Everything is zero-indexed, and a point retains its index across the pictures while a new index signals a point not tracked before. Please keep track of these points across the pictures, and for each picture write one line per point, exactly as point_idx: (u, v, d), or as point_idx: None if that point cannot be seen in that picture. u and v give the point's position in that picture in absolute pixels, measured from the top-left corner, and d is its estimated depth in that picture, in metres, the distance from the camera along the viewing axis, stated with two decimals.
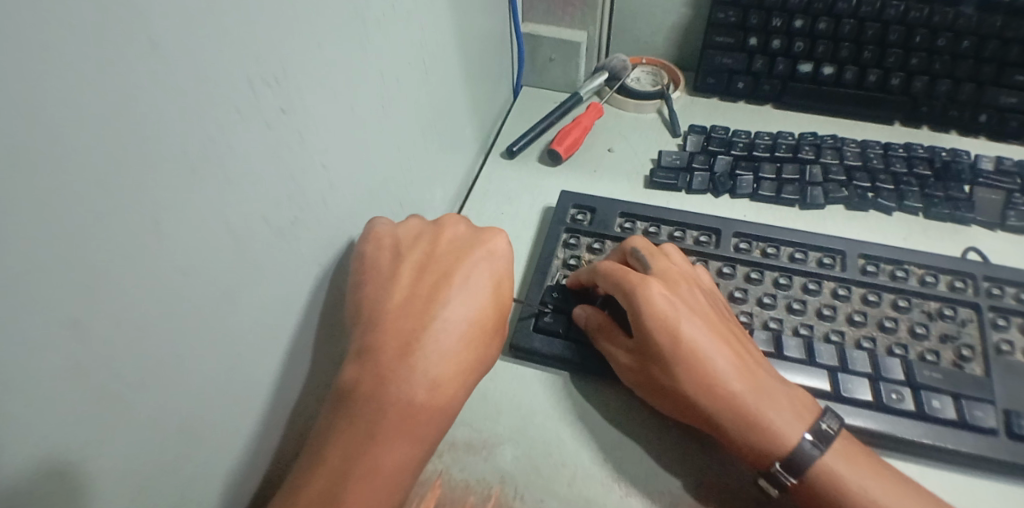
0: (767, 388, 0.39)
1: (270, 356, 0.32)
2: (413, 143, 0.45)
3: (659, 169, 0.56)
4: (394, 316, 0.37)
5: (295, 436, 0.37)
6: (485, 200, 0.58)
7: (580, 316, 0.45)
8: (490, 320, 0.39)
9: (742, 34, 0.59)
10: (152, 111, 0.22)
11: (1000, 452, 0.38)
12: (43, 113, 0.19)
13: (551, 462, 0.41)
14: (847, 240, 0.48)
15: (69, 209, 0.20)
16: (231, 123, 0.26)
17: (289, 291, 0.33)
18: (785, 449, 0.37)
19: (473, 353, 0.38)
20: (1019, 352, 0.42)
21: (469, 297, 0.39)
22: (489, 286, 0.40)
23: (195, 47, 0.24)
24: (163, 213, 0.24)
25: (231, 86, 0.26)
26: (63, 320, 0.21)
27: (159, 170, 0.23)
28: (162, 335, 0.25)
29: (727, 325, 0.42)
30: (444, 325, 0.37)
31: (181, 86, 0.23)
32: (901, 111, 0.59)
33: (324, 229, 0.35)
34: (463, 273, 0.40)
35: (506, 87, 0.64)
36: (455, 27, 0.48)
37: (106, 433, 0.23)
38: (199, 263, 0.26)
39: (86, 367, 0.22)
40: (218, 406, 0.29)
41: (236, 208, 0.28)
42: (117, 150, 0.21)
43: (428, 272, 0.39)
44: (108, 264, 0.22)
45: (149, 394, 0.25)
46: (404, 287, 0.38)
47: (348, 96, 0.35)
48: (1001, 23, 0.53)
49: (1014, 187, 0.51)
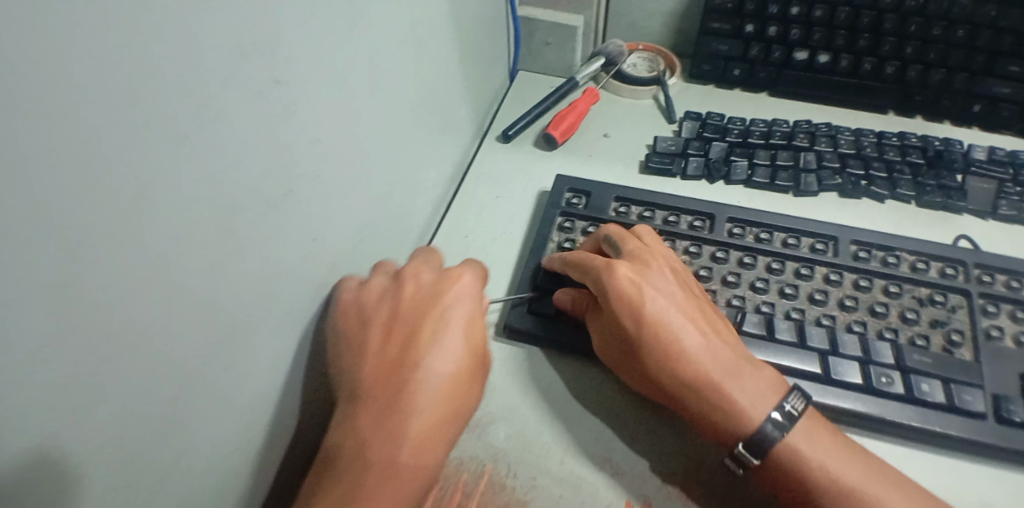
0: (732, 367, 0.39)
1: (264, 331, 0.32)
2: (406, 122, 0.45)
3: (655, 155, 0.56)
4: (366, 386, 0.36)
5: (290, 413, 0.36)
6: (479, 183, 0.57)
7: (563, 300, 0.45)
8: (467, 371, 0.38)
9: (738, 20, 0.59)
10: (139, 70, 0.22)
11: (987, 436, 0.38)
12: (23, 66, 0.18)
13: (543, 441, 0.41)
14: (840, 226, 0.48)
15: (55, 165, 0.20)
16: (223, 91, 0.26)
17: (282, 266, 0.33)
18: (748, 430, 0.37)
19: (455, 404, 0.37)
20: (1008, 338, 0.42)
21: (442, 352, 0.38)
22: (461, 338, 0.38)
23: (183, 8, 0.23)
24: (157, 178, 0.23)
25: (223, 51, 0.26)
26: (54, 277, 0.20)
27: (149, 131, 0.23)
28: (155, 300, 0.25)
29: (699, 304, 0.42)
30: (421, 385, 0.36)
31: (171, 50, 0.23)
32: (894, 100, 0.59)
33: (317, 202, 0.35)
34: (432, 328, 0.38)
35: (501, 71, 0.64)
36: (451, 6, 0.48)
37: (99, 398, 0.23)
38: (195, 230, 0.26)
39: (80, 331, 0.21)
40: (214, 381, 0.29)
41: (230, 175, 0.27)
42: (105, 109, 0.21)
43: (401, 330, 0.38)
44: (100, 223, 0.21)
45: (144, 363, 0.25)
46: (377, 349, 0.37)
47: (342, 68, 0.35)
48: (995, 13, 0.53)
49: (1006, 177, 0.52)
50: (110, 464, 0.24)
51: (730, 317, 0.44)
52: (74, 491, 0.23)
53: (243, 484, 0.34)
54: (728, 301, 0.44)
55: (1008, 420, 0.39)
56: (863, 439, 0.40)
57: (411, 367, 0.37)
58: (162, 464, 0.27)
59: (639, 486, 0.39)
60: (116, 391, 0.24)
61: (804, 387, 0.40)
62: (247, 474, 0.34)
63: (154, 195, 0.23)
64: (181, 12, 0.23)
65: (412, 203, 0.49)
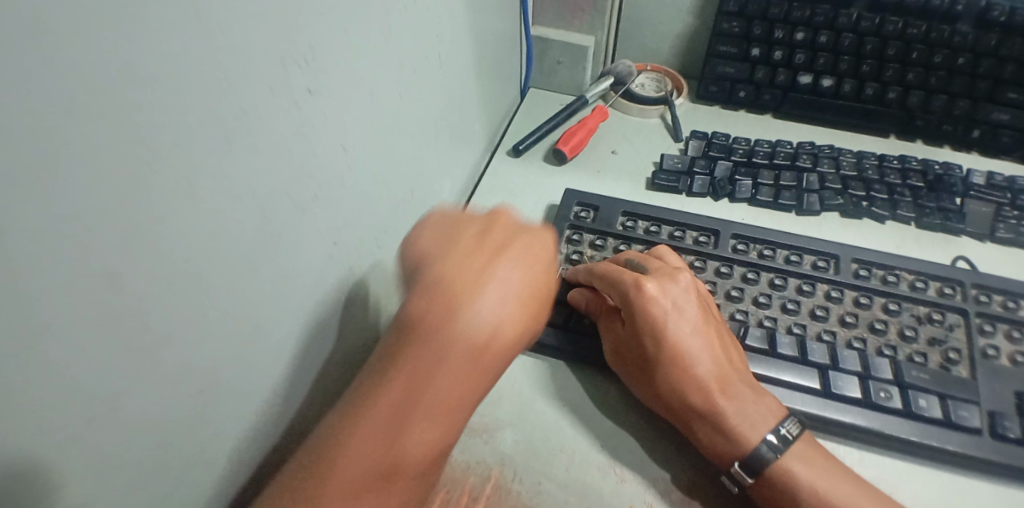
0: (739, 392, 0.40)
1: (282, 327, 0.34)
2: (425, 134, 0.46)
3: (661, 172, 0.57)
4: (456, 265, 0.36)
5: (298, 410, 0.37)
6: (489, 195, 0.59)
7: (578, 299, 0.46)
8: (549, 277, 0.38)
9: (745, 44, 0.61)
10: (186, 81, 0.23)
11: (982, 451, 0.39)
12: (93, 75, 0.20)
13: (550, 447, 0.42)
14: (841, 244, 0.49)
15: (110, 167, 0.21)
16: (259, 98, 0.28)
17: (303, 266, 0.34)
18: (743, 451, 0.38)
19: (536, 305, 0.37)
20: (1004, 357, 0.43)
21: (530, 262, 0.37)
22: (549, 250, 0.39)
23: (231, 24, 0.25)
24: (197, 177, 0.25)
25: (262, 64, 0.27)
26: (102, 269, 0.22)
27: (195, 134, 0.24)
28: (189, 296, 0.26)
29: (715, 327, 0.43)
30: (505, 284, 0.36)
31: (218, 58, 0.25)
32: (897, 124, 0.61)
33: (338, 208, 0.36)
34: (525, 235, 0.39)
35: (513, 88, 0.66)
36: (470, 23, 0.50)
37: (130, 387, 0.24)
38: (226, 228, 0.27)
39: (122, 315, 0.23)
40: (237, 372, 0.30)
41: (261, 180, 0.29)
42: (154, 115, 0.22)
43: (490, 238, 0.38)
44: (144, 222, 0.23)
45: (176, 351, 0.26)
46: (466, 241, 0.38)
47: (369, 81, 0.37)
48: (996, 41, 0.55)
49: (1004, 201, 0.53)
50: (137, 447, 0.25)
51: (734, 330, 0.45)
52: (103, 472, 0.24)
53: (254, 480, 0.35)
54: (732, 315, 0.45)
55: (1004, 436, 0.39)
56: (863, 452, 0.41)
57: (499, 263, 0.36)
58: (186, 451, 0.28)
59: (644, 494, 0.40)
60: (149, 376, 0.25)
61: (805, 401, 0.41)
62: (261, 467, 0.35)
63: (195, 192, 0.25)
64: (229, 21, 0.25)
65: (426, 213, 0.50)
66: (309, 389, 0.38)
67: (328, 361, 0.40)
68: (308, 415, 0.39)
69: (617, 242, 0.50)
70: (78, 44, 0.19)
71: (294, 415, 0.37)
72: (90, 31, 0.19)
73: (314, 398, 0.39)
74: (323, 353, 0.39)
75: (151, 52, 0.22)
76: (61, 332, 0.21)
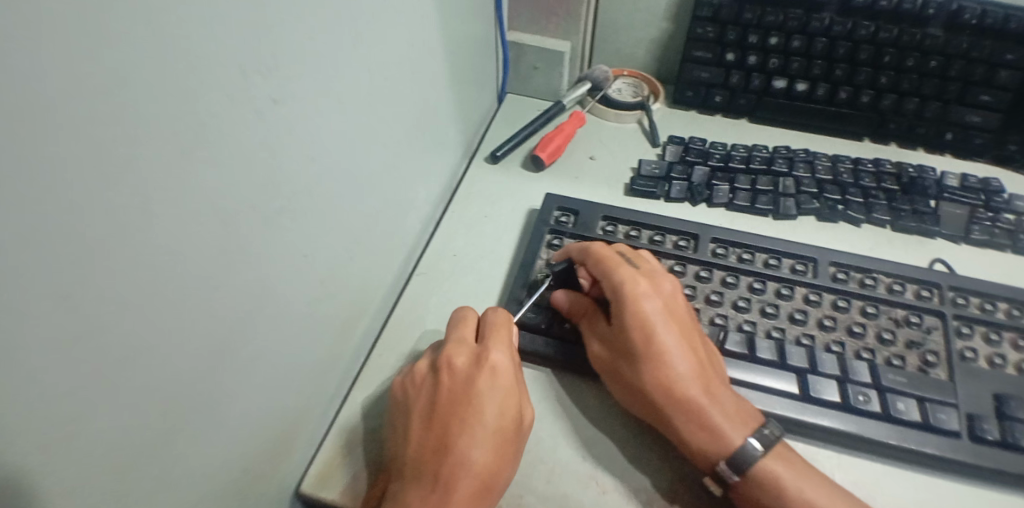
0: (721, 393, 0.40)
1: (253, 339, 0.32)
2: (399, 141, 0.46)
3: (638, 178, 0.57)
4: (414, 472, 0.38)
5: (270, 429, 0.36)
6: (468, 203, 0.58)
7: (560, 299, 0.46)
8: (505, 442, 0.39)
9: (719, 49, 0.61)
10: (144, 92, 0.22)
11: (961, 454, 0.39)
12: (39, 84, 0.19)
13: (530, 459, 0.41)
14: (820, 248, 0.49)
15: (61, 180, 0.20)
16: (224, 106, 0.27)
17: (273, 278, 0.33)
18: (725, 451, 0.38)
19: (494, 476, 0.38)
20: (982, 359, 0.44)
21: (497, 400, 0.39)
22: (498, 416, 0.39)
23: (194, 35, 0.24)
24: (157, 184, 0.24)
25: (226, 71, 0.26)
26: (58, 288, 0.20)
27: (152, 145, 0.23)
28: (151, 315, 0.25)
29: (696, 329, 0.43)
30: (476, 435, 0.38)
31: (180, 67, 0.24)
32: (870, 127, 0.61)
33: (309, 217, 0.35)
34: (471, 408, 0.39)
35: (490, 94, 0.65)
36: (443, 28, 0.49)
37: (89, 411, 0.23)
38: (190, 239, 0.26)
39: (78, 334, 0.22)
40: (206, 388, 0.29)
41: (228, 190, 0.28)
42: (107, 125, 0.21)
43: (455, 383, 0.41)
44: (99, 237, 0.22)
45: (142, 370, 0.25)
46: (418, 433, 0.39)
47: (337, 86, 0.36)
48: (966, 44, 0.55)
49: (978, 202, 0.53)
50: (104, 473, 0.24)
51: (712, 335, 0.44)
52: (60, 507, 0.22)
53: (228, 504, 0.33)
54: (711, 319, 0.45)
55: (982, 438, 0.39)
56: (842, 457, 0.41)
57: (449, 454, 0.38)
58: (159, 472, 0.27)
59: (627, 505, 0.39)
60: (110, 398, 0.23)
61: (784, 405, 0.41)
62: (236, 490, 0.34)
63: (154, 200, 0.24)
64: (190, 25, 0.24)
65: (402, 220, 0.49)
66: (282, 406, 0.37)
67: (303, 374, 0.39)
68: (280, 433, 0.37)
69: None
70: (19, 44, 0.18)
71: (268, 432, 0.36)
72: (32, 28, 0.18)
73: (286, 415, 0.38)
74: (297, 368, 0.38)
75: (107, 53, 0.20)
76: (7, 355, 0.19)
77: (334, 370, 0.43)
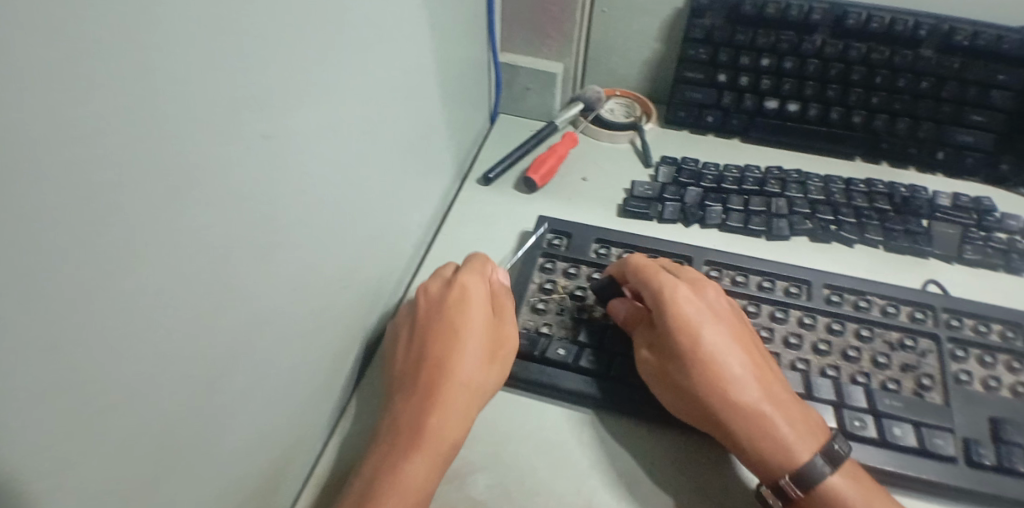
0: (783, 398, 0.40)
1: (246, 377, 0.32)
2: (392, 167, 0.45)
3: (632, 199, 0.57)
4: (399, 378, 0.44)
5: (262, 464, 0.35)
6: (461, 225, 0.58)
7: (618, 308, 0.47)
8: (478, 344, 0.44)
9: (712, 71, 0.61)
10: (133, 141, 0.22)
11: (959, 480, 0.39)
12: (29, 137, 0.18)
13: (525, 489, 0.41)
14: (814, 270, 0.49)
15: (46, 232, 0.19)
16: (216, 145, 0.26)
17: (263, 311, 0.32)
18: (793, 462, 0.38)
19: (471, 374, 0.43)
20: (977, 381, 0.44)
21: (468, 310, 0.45)
22: (471, 322, 0.45)
23: (186, 77, 0.24)
24: (148, 228, 0.23)
25: (218, 112, 0.26)
26: (45, 342, 0.20)
27: (143, 190, 0.23)
28: (138, 362, 0.24)
29: (748, 335, 0.44)
30: (450, 338, 0.44)
31: (172, 110, 0.23)
32: (862, 147, 0.62)
33: (302, 250, 0.35)
34: (445, 319, 0.45)
35: (482, 115, 0.65)
36: (436, 53, 0.49)
37: (76, 461, 0.22)
38: (179, 282, 0.25)
39: (63, 384, 0.21)
40: (194, 428, 0.28)
41: (220, 228, 0.27)
42: (94, 174, 0.21)
43: (431, 304, 0.47)
44: (88, 286, 0.21)
45: (127, 414, 0.24)
46: (403, 349, 0.45)
47: (331, 116, 0.36)
48: (959, 65, 0.56)
49: (970, 222, 0.54)
50: None
51: None
52: None
53: None
54: None
55: (979, 463, 0.39)
56: None
57: (426, 357, 0.43)
58: None
59: None
60: (98, 447, 0.23)
61: None
62: None
63: (141, 242, 0.23)
64: (183, 69, 0.24)
65: (395, 245, 0.49)
66: (274, 441, 0.36)
67: (295, 406, 0.38)
68: (272, 467, 0.37)
69: (591, 270, 0.51)
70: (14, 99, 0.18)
71: (261, 467, 0.35)
72: (24, 78, 0.18)
73: (278, 450, 0.37)
74: (289, 402, 0.37)
75: (97, 103, 0.20)
76: None
77: (325, 400, 0.43)
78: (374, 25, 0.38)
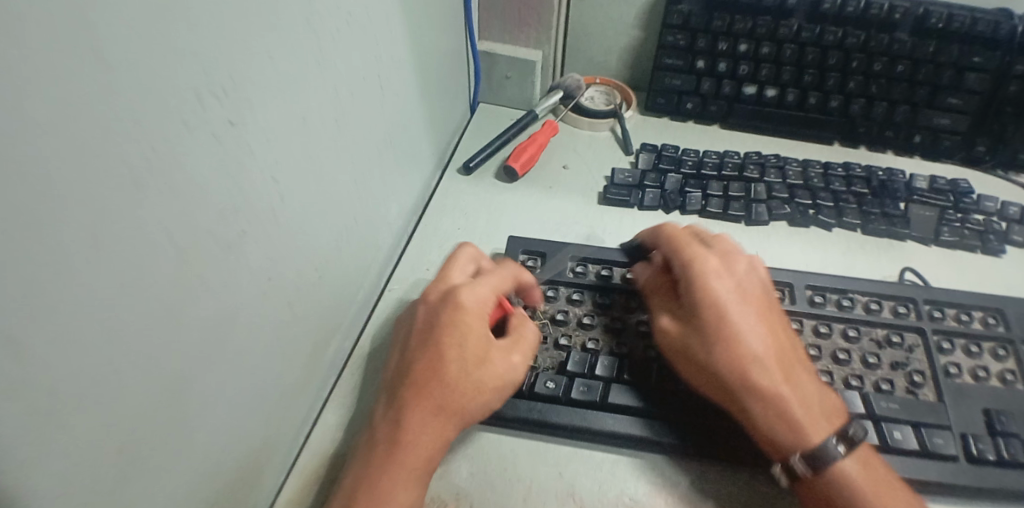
0: (799, 380, 0.41)
1: (218, 371, 0.31)
2: (367, 159, 0.45)
3: (612, 187, 0.57)
4: (390, 390, 0.42)
5: (240, 458, 0.35)
6: (440, 216, 0.58)
7: (639, 274, 0.49)
8: (471, 361, 0.41)
9: (690, 57, 0.61)
10: (87, 133, 0.21)
11: (964, 478, 0.40)
12: None
13: (507, 477, 0.42)
14: (792, 271, 0.49)
15: None
16: (181, 136, 0.26)
17: (237, 308, 0.32)
18: (803, 442, 0.39)
19: (458, 394, 0.40)
20: (966, 373, 0.44)
21: (467, 322, 0.42)
22: (466, 337, 0.42)
23: (138, 67, 0.23)
24: (108, 219, 0.23)
25: (180, 101, 0.25)
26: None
27: (98, 180, 0.22)
28: (99, 358, 0.23)
29: (773, 311, 0.44)
30: (444, 353, 0.41)
31: (126, 100, 0.23)
32: (840, 132, 0.62)
33: (274, 243, 0.35)
34: (442, 330, 0.42)
35: (460, 105, 0.65)
36: (410, 42, 0.49)
37: (37, 455, 0.22)
38: (143, 276, 0.25)
39: (24, 381, 0.21)
40: (167, 428, 0.28)
41: (185, 221, 0.27)
42: (38, 168, 0.20)
43: (432, 309, 0.44)
44: (43, 276, 0.21)
45: (92, 410, 0.24)
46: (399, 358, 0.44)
47: (300, 108, 0.35)
48: (933, 48, 0.56)
49: (947, 204, 0.54)
50: None
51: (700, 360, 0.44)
52: None
53: None
54: None
55: (981, 459, 0.40)
56: None
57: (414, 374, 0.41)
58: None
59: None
60: (61, 444, 0.22)
61: None
62: None
63: (99, 233, 0.23)
64: (132, 60, 0.23)
65: (373, 237, 0.49)
66: (251, 435, 0.36)
67: (272, 400, 0.38)
68: (250, 460, 0.37)
69: (569, 291, 0.49)
70: None
71: (237, 460, 0.35)
72: None
73: (255, 444, 0.37)
74: (265, 398, 0.37)
75: (41, 96, 0.20)
76: None
77: (304, 392, 0.42)
78: (343, 15, 0.38)
